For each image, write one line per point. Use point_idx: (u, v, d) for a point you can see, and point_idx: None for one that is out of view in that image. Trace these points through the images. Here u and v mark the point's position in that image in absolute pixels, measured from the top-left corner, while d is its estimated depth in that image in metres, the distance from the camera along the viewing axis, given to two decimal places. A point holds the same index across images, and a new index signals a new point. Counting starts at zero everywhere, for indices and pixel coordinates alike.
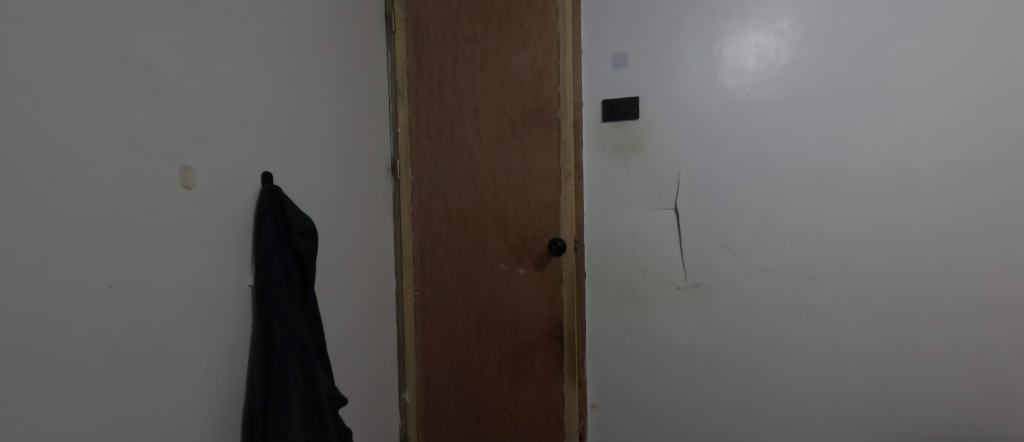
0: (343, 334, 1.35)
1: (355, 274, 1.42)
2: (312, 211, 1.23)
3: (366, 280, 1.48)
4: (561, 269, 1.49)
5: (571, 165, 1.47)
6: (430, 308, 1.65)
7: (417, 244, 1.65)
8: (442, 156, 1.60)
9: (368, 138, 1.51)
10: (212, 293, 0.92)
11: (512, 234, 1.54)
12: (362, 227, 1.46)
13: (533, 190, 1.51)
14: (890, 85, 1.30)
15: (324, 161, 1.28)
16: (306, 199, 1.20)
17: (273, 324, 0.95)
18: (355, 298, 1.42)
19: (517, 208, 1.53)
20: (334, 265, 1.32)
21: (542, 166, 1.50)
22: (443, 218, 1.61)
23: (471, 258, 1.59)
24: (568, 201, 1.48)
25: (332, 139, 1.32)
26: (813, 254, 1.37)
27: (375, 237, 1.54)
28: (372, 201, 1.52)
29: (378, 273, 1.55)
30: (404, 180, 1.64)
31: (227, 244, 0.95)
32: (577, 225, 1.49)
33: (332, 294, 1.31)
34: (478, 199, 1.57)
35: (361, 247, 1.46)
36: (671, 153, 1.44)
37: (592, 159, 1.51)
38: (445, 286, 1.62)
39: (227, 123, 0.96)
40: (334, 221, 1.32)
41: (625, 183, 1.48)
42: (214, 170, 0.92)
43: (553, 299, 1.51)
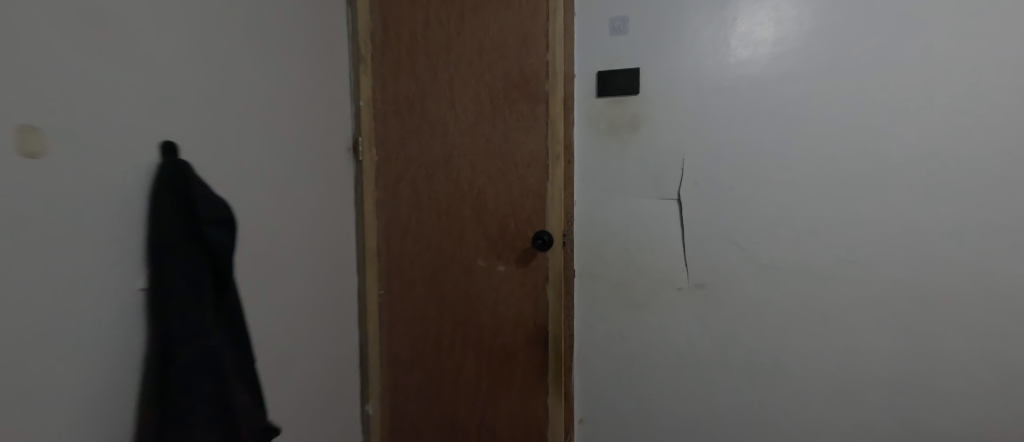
0: (281, 343, 1.12)
1: (304, 268, 1.20)
2: (246, 192, 1.00)
3: (319, 276, 1.26)
4: (547, 266, 1.30)
5: (560, 146, 1.27)
6: (396, 309, 1.44)
7: (382, 236, 1.44)
8: (411, 134, 1.39)
9: (323, 110, 1.29)
10: (76, 296, 0.69)
11: (493, 225, 1.34)
12: (312, 214, 1.24)
13: (515, 175, 1.31)
14: (937, 60, 1.08)
15: (265, 133, 1.06)
16: (238, 178, 0.98)
17: (169, 337, 0.74)
18: (299, 299, 1.19)
19: (497, 195, 1.33)
20: (276, 258, 1.10)
21: (526, 147, 1.30)
22: (412, 206, 1.40)
23: (443, 251, 1.39)
24: (555, 187, 1.28)
25: (277, 106, 1.10)
26: (820, 250, 1.16)
27: (331, 225, 1.32)
28: (327, 183, 1.30)
29: (336, 267, 1.34)
30: (367, 162, 1.42)
31: (95, 232, 0.71)
32: (566, 216, 1.30)
33: (271, 294, 1.09)
34: (452, 184, 1.36)
35: (312, 238, 1.24)
36: (672, 133, 1.23)
37: (585, 141, 1.31)
38: (414, 284, 1.42)
39: (103, 71, 0.71)
40: (276, 206, 1.10)
41: (622, 168, 1.28)
42: (78, 132, 0.68)
43: (538, 300, 1.32)
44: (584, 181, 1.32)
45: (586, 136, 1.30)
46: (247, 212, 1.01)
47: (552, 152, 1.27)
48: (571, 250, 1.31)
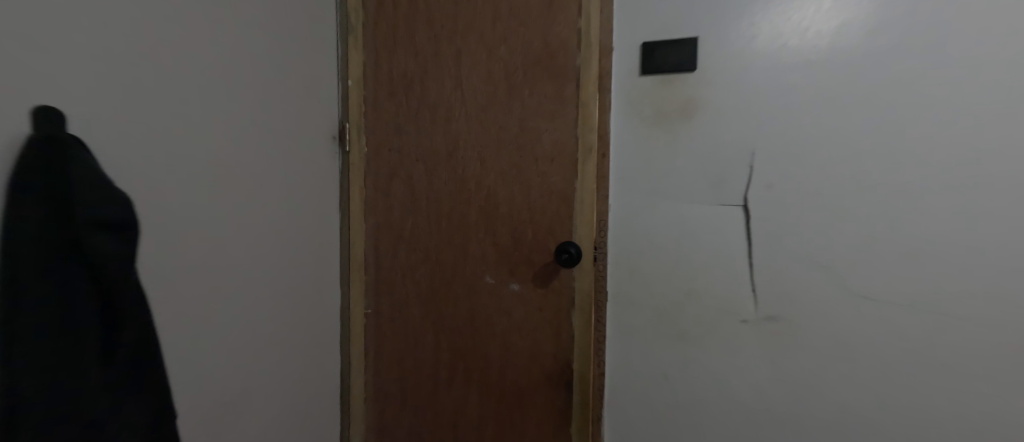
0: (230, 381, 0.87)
1: (266, 283, 0.96)
2: (178, 185, 0.76)
3: (287, 293, 1.02)
4: (575, 286, 1.04)
5: (594, 136, 1.01)
6: (385, 333, 1.19)
7: (370, 244, 1.19)
8: (408, 120, 1.14)
9: (302, 86, 1.05)
10: None
11: (505, 233, 1.08)
12: (280, 215, 0.99)
13: (534, 171, 1.06)
14: None
15: (214, 109, 0.82)
16: (167, 165, 0.74)
17: (19, 385, 0.51)
18: (258, 322, 0.94)
19: (511, 196, 1.07)
20: (225, 270, 0.86)
21: (550, 137, 1.04)
22: (407, 208, 1.15)
23: (444, 264, 1.13)
24: (586, 189, 1.02)
25: (234, 76, 0.86)
26: (949, 281, 0.86)
27: (308, 229, 1.08)
28: (302, 177, 1.06)
29: (313, 281, 1.09)
30: (355, 153, 1.18)
31: None
32: (599, 225, 1.04)
33: (216, 317, 0.84)
34: (455, 181, 1.11)
35: (278, 245, 0.99)
36: (737, 121, 0.96)
37: (625, 129, 1.04)
38: (407, 302, 1.16)
39: None
40: (227, 204, 0.85)
41: (672, 166, 1.01)
42: None
43: (559, 329, 1.06)
44: (620, 181, 1.05)
45: (626, 123, 1.04)
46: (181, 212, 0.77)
47: (586, 144, 1.02)
48: (602, 267, 1.04)
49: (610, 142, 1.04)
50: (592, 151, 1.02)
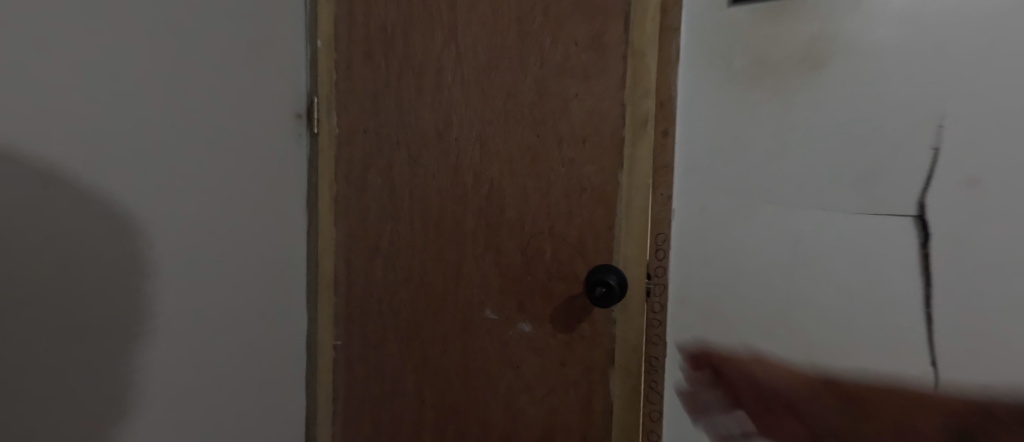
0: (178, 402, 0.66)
1: (208, 303, 0.71)
2: (54, 174, 0.50)
3: (229, 322, 0.75)
4: (614, 335, 0.68)
5: (650, 102, 0.65)
6: (357, 375, 0.89)
7: (342, 257, 0.89)
8: (388, 89, 0.83)
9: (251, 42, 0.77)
10: None
11: (515, 250, 0.74)
12: (221, 217, 0.73)
13: (556, 157, 0.71)
14: None
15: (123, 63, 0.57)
16: (39, 142, 0.48)
17: None
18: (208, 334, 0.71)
19: (523, 195, 0.74)
20: (126, 299, 0.59)
21: (581, 107, 0.69)
22: (384, 211, 0.84)
23: (431, 290, 0.81)
24: (631, 187, 0.67)
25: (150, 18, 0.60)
26: None
27: (259, 235, 0.80)
28: (257, 166, 0.79)
29: (265, 304, 0.82)
30: (324, 137, 0.89)
31: None
32: (651, 244, 0.68)
33: (104, 370, 0.57)
34: (447, 174, 0.79)
35: (215, 259, 0.72)
36: (912, 71, 0.55)
37: (701, 94, 0.66)
38: (383, 337, 0.86)
39: None
40: (135, 204, 0.59)
41: (778, 150, 0.62)
42: None
43: (590, 397, 0.70)
44: (689, 174, 0.68)
45: (703, 84, 0.66)
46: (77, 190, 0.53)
47: (642, 117, 0.65)
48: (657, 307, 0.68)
49: (677, 115, 0.67)
50: (650, 128, 0.65)
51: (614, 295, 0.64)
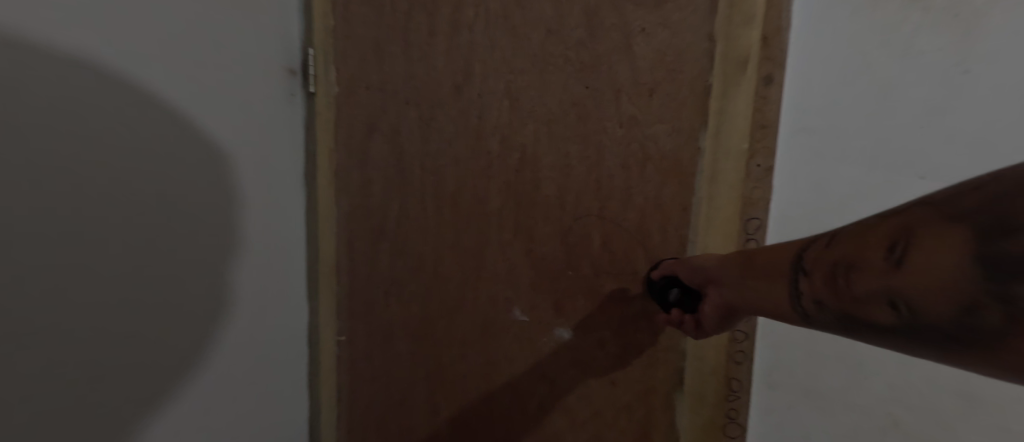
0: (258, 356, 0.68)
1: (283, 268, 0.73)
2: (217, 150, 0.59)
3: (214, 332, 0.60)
4: (682, 350, 0.52)
5: (756, 37, 0.48)
6: (363, 377, 0.76)
7: (344, 240, 0.75)
8: (395, 33, 0.67)
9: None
10: None
11: (553, 237, 0.58)
12: (201, 197, 0.57)
13: (613, 115, 0.54)
14: None
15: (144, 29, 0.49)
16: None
17: None
18: (288, 296, 0.74)
19: (566, 166, 0.57)
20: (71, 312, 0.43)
21: (652, 49, 0.52)
22: (390, 185, 0.69)
23: (449, 282, 0.66)
24: (717, 157, 0.50)
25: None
26: None
27: (255, 214, 0.66)
28: (248, 128, 0.64)
29: (262, 296, 0.68)
30: (321, 96, 0.74)
31: None
32: (738, 235, 0.50)
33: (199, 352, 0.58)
34: (466, 139, 0.63)
35: (262, 247, 0.68)
36: None
37: (830, 27, 0.48)
38: (391, 335, 0.72)
39: None
40: (248, 168, 0.64)
41: (944, 102, 0.46)
42: None
43: (648, 426, 0.55)
44: (802, 136, 0.51)
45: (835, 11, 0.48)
46: (256, 150, 0.66)
47: (742, 61, 0.48)
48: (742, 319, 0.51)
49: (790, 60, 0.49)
50: (752, 74, 0.49)
51: (693, 301, 0.48)
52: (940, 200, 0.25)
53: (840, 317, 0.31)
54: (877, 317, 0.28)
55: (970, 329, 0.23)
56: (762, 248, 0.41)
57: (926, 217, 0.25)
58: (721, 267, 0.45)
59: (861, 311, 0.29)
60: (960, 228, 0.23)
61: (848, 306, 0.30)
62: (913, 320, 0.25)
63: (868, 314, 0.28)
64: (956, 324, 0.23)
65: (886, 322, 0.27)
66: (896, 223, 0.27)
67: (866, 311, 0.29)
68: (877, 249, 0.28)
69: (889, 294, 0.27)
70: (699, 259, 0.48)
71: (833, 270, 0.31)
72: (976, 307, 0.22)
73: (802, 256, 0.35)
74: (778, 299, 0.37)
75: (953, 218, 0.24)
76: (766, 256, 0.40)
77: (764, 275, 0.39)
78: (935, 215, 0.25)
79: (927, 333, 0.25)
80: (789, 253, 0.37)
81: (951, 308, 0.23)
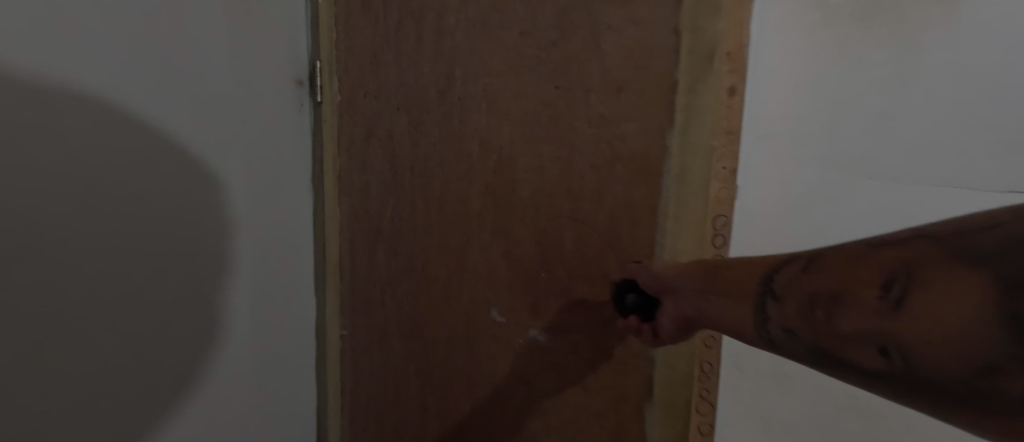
0: (259, 347, 0.74)
1: (288, 265, 0.78)
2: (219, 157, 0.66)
3: (197, 321, 0.65)
4: (648, 355, 0.51)
5: (724, 26, 0.46)
6: (363, 371, 0.79)
7: (347, 240, 0.79)
8: (387, 42, 0.70)
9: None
10: None
11: (528, 238, 0.58)
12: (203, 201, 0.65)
13: (582, 115, 0.53)
14: None
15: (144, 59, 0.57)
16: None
17: None
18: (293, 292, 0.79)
19: (539, 167, 0.57)
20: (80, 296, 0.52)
21: (619, 48, 0.51)
22: (384, 188, 0.72)
23: (434, 282, 0.68)
24: (686, 155, 0.48)
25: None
26: None
27: (252, 214, 0.72)
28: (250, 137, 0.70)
29: (260, 290, 0.74)
30: (326, 104, 0.79)
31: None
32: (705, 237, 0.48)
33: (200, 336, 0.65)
34: (449, 142, 0.64)
35: (264, 247, 0.74)
36: None
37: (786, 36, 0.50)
38: (386, 332, 0.75)
39: None
40: (249, 176, 0.71)
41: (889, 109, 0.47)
42: None
43: (619, 435, 0.53)
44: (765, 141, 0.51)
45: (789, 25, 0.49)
46: (259, 159, 0.72)
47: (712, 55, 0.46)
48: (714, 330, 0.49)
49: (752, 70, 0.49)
50: (720, 67, 0.46)
51: (652, 305, 0.46)
52: (947, 238, 0.23)
53: (813, 349, 0.30)
54: (862, 358, 0.26)
55: (986, 394, 0.20)
56: (726, 262, 0.40)
57: (929, 255, 0.23)
58: (678, 284, 0.43)
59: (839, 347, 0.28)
60: (965, 280, 0.21)
61: (826, 340, 0.28)
62: (899, 369, 0.24)
63: (850, 354, 0.27)
64: (949, 382, 0.21)
65: (873, 367, 0.25)
66: (892, 256, 0.25)
67: (850, 350, 0.27)
68: (867, 285, 0.26)
69: (881, 338, 0.25)
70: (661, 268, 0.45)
71: (809, 300, 0.30)
72: (998, 373, 0.19)
73: (773, 277, 0.34)
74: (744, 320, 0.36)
75: (967, 262, 0.21)
76: (727, 271, 0.38)
77: (727, 293, 0.38)
78: (943, 253, 0.23)
79: (911, 382, 0.23)
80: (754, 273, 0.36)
81: (962, 368, 0.21)
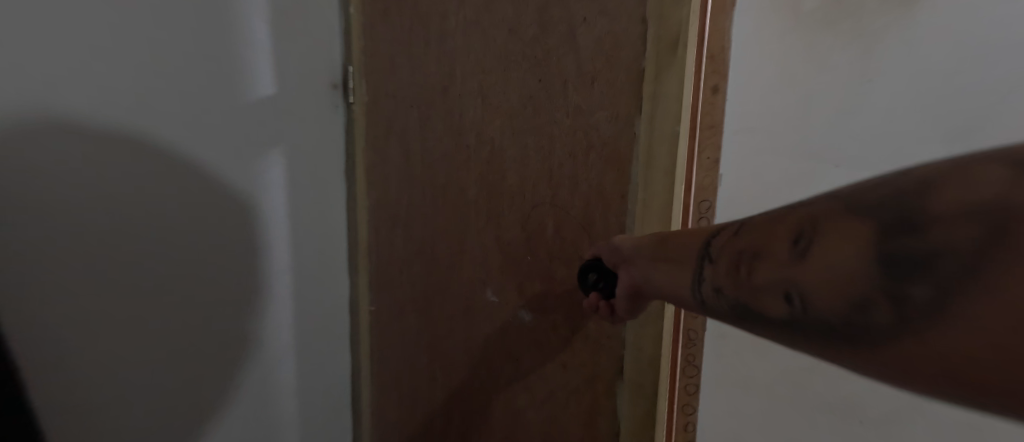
0: (300, 318, 0.85)
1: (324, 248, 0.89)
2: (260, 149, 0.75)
3: (246, 295, 0.76)
4: (618, 334, 0.53)
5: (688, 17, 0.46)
6: (385, 344, 0.88)
7: (373, 227, 0.88)
8: (403, 46, 0.77)
9: (280, 8, 0.76)
10: None
11: (515, 224, 0.62)
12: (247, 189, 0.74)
13: (560, 107, 0.56)
14: None
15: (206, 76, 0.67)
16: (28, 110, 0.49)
17: None
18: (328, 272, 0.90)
19: (524, 157, 0.61)
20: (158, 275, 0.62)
21: (592, 41, 0.53)
22: (400, 179, 0.80)
23: (440, 264, 0.74)
24: (652, 143, 0.49)
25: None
26: None
27: (293, 204, 0.82)
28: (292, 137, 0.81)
29: (298, 270, 0.85)
30: (357, 105, 0.88)
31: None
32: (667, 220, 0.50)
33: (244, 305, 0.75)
34: (451, 136, 0.70)
35: (303, 232, 0.85)
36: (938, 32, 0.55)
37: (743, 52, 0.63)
38: (402, 309, 0.83)
39: None
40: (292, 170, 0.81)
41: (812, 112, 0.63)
42: None
43: (593, 412, 0.56)
44: (739, 136, 0.64)
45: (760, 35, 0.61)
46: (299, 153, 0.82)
47: (675, 44, 0.47)
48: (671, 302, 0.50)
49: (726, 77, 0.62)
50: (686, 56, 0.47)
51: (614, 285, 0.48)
52: (847, 194, 0.24)
53: (735, 306, 0.30)
54: (771, 309, 0.27)
55: (857, 327, 0.22)
56: (675, 232, 0.41)
57: (829, 207, 0.24)
58: (636, 255, 0.43)
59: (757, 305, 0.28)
60: (863, 221, 0.22)
61: (745, 294, 0.29)
62: (800, 313, 0.24)
63: (762, 304, 0.27)
64: (843, 321, 0.22)
65: (781, 317, 0.26)
66: (803, 213, 0.26)
67: (762, 301, 0.27)
68: (781, 240, 0.26)
69: (786, 285, 0.25)
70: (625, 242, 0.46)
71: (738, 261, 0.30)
72: (868, 307, 0.21)
73: (710, 241, 0.34)
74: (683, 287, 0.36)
75: (857, 214, 0.22)
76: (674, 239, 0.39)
77: (674, 261, 0.38)
78: (842, 207, 0.24)
79: (808, 326, 0.24)
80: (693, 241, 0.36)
81: (845, 305, 0.22)
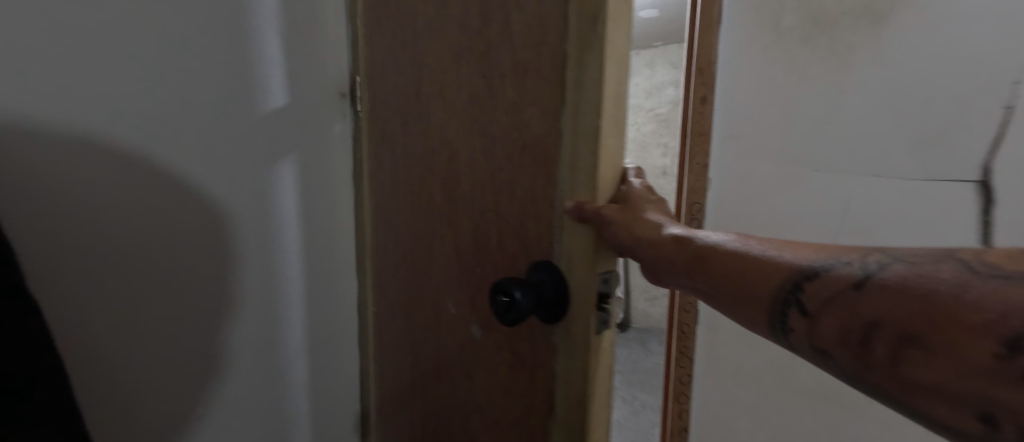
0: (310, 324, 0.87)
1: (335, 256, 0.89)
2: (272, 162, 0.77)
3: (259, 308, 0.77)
4: (557, 351, 0.49)
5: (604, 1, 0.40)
6: (383, 347, 0.88)
7: (374, 234, 0.87)
8: (392, 52, 0.75)
9: (289, 20, 0.78)
10: None
11: (468, 234, 0.58)
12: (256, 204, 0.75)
13: (505, 110, 0.51)
14: None
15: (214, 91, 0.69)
16: (31, 122, 0.53)
17: None
18: (335, 280, 0.90)
19: (473, 166, 0.57)
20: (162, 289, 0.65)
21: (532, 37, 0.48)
22: (391, 186, 0.79)
23: (418, 273, 0.72)
24: (575, 139, 0.44)
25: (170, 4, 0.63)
26: None
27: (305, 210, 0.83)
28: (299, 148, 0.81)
29: (311, 275, 0.86)
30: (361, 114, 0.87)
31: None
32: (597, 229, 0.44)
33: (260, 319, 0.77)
34: (423, 142, 0.68)
35: (311, 242, 0.85)
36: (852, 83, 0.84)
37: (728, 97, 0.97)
38: (394, 314, 0.83)
39: None
40: (303, 181, 0.82)
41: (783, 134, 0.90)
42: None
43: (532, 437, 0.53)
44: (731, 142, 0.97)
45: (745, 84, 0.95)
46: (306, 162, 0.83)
47: (593, 22, 0.41)
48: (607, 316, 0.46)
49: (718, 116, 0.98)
50: (612, 46, 0.41)
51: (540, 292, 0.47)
52: None
53: (851, 375, 0.30)
54: (935, 413, 0.26)
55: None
56: (711, 249, 0.40)
57: None
58: (653, 255, 0.43)
59: (873, 353, 0.28)
60: None
61: (885, 379, 0.28)
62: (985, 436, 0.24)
63: (923, 407, 0.26)
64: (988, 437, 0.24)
65: (923, 400, 0.26)
66: (994, 315, 0.24)
67: (922, 402, 0.26)
68: (965, 341, 0.24)
69: (969, 404, 0.24)
70: (639, 226, 0.43)
71: (770, 283, 0.35)
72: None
73: (806, 289, 0.33)
74: (761, 315, 0.35)
75: None
76: (698, 246, 0.41)
77: (740, 284, 0.37)
78: None
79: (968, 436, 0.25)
80: (783, 276, 0.34)
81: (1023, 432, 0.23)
